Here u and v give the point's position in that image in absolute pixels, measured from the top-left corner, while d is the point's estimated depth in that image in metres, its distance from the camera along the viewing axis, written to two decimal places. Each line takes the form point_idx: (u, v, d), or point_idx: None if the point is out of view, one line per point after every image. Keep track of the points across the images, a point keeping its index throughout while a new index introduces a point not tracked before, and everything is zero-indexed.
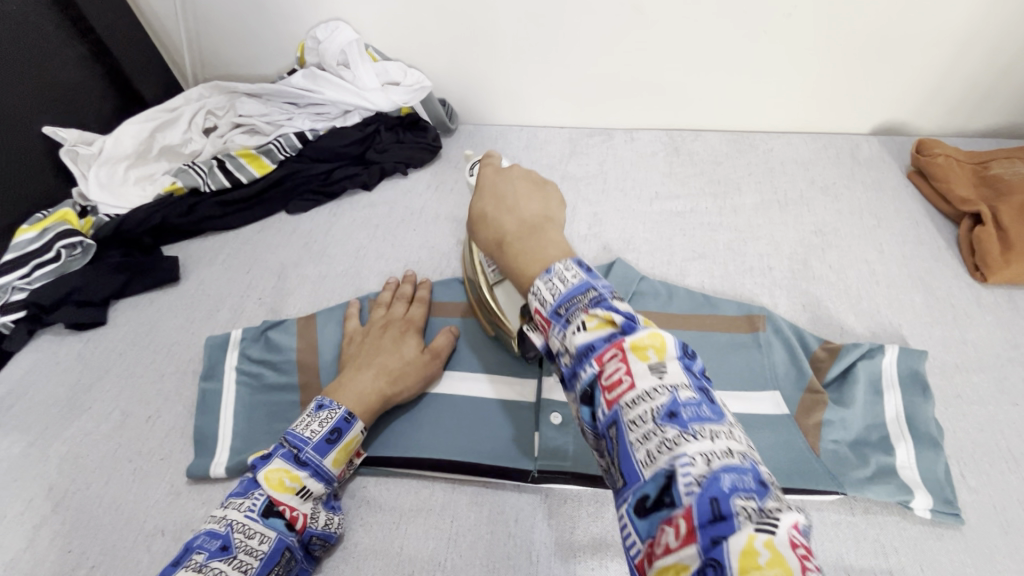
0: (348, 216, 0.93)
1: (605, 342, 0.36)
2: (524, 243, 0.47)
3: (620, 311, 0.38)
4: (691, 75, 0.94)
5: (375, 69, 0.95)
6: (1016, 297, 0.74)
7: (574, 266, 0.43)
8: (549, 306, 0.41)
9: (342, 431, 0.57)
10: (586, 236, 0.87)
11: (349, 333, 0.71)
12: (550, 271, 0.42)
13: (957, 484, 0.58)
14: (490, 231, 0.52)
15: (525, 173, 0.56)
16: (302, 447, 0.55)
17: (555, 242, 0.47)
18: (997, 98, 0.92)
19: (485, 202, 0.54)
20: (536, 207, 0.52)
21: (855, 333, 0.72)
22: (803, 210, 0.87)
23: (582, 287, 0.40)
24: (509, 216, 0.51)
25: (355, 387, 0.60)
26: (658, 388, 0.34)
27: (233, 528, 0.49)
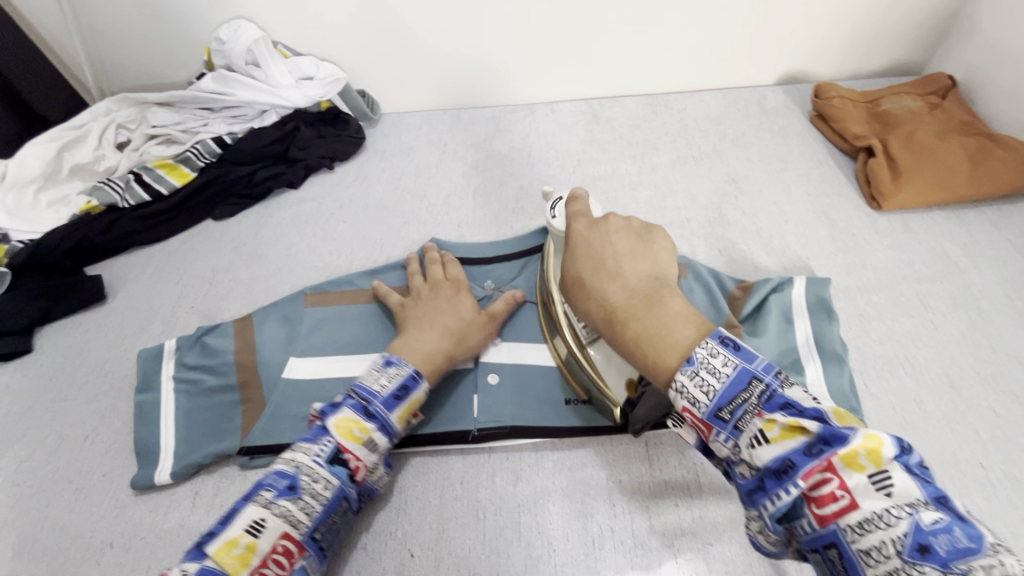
0: (276, 216, 0.92)
1: (810, 457, 0.36)
2: (641, 321, 0.48)
3: (801, 406, 0.39)
4: (600, 43, 0.97)
5: (287, 66, 0.95)
6: (908, 221, 0.80)
7: (717, 346, 0.42)
8: (706, 407, 0.41)
9: (409, 388, 0.57)
10: (514, 210, 0.89)
11: (387, 302, 0.70)
12: (693, 361, 0.42)
13: (861, 393, 0.63)
14: (593, 301, 0.52)
15: (623, 224, 0.55)
16: (372, 399, 0.55)
17: (674, 314, 0.47)
18: (884, 38, 0.98)
19: (583, 266, 0.54)
20: (644, 268, 0.52)
21: (767, 270, 0.77)
22: (716, 162, 0.92)
23: (743, 381, 0.41)
24: (614, 283, 0.51)
25: (419, 347, 0.61)
26: (893, 509, 0.33)
27: (301, 470, 0.51)
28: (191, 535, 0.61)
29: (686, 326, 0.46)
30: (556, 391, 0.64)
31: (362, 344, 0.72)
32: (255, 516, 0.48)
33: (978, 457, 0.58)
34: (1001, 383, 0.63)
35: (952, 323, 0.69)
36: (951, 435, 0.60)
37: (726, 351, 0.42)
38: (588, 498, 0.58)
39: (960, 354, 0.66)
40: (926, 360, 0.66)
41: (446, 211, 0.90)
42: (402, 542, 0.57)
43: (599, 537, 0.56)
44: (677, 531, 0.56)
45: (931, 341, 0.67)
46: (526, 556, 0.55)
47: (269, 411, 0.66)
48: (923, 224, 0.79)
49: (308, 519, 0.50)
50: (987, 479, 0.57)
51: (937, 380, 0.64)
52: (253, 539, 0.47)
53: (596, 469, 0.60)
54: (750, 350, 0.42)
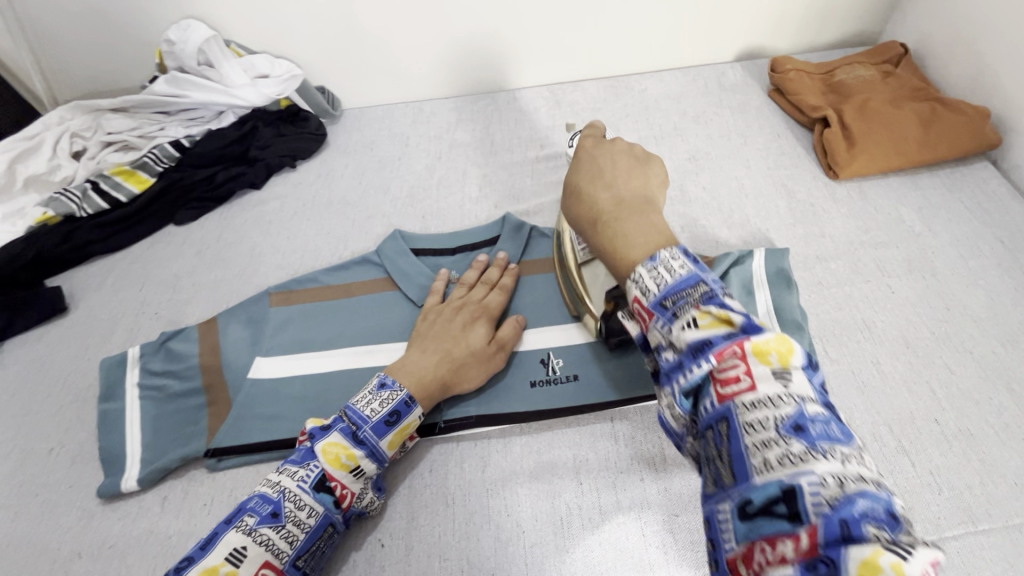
0: (239, 218, 0.91)
1: (728, 340, 0.36)
2: (625, 222, 0.46)
3: (734, 307, 0.38)
4: (556, 27, 0.97)
5: (241, 64, 0.94)
6: (865, 188, 0.81)
7: (681, 253, 0.41)
8: (653, 297, 0.40)
9: (402, 414, 0.56)
10: (478, 199, 0.89)
11: (426, 308, 0.69)
12: (656, 259, 0.41)
13: (820, 358, 0.64)
14: (586, 205, 0.50)
15: (628, 147, 0.54)
16: (362, 425, 0.55)
17: (654, 226, 0.46)
18: (838, 9, 0.99)
19: (581, 176, 0.52)
20: (637, 184, 0.50)
21: (728, 244, 0.77)
22: (677, 140, 0.92)
23: (692, 280, 0.39)
24: (606, 191, 0.50)
25: (413, 367, 0.60)
26: (783, 395, 0.33)
27: (286, 496, 0.51)
28: (161, 539, 0.60)
29: (659, 235, 0.45)
30: (521, 376, 0.64)
31: (328, 341, 0.71)
32: (236, 542, 0.48)
33: (933, 414, 0.59)
34: (955, 341, 0.65)
35: (909, 285, 0.70)
36: (907, 393, 0.61)
37: (687, 256, 0.41)
38: (555, 477, 0.59)
39: (916, 315, 0.67)
40: (883, 322, 0.67)
41: (411, 203, 0.90)
42: (372, 532, 0.57)
43: (567, 515, 0.56)
44: (643, 505, 0.56)
45: (888, 305, 0.68)
46: (495, 538, 0.56)
47: (236, 411, 0.66)
48: (879, 190, 0.81)
49: (291, 547, 0.50)
50: (943, 434, 0.58)
51: (893, 341, 0.65)
52: (234, 567, 0.47)
53: (562, 449, 0.61)
54: (706, 266, 0.41)
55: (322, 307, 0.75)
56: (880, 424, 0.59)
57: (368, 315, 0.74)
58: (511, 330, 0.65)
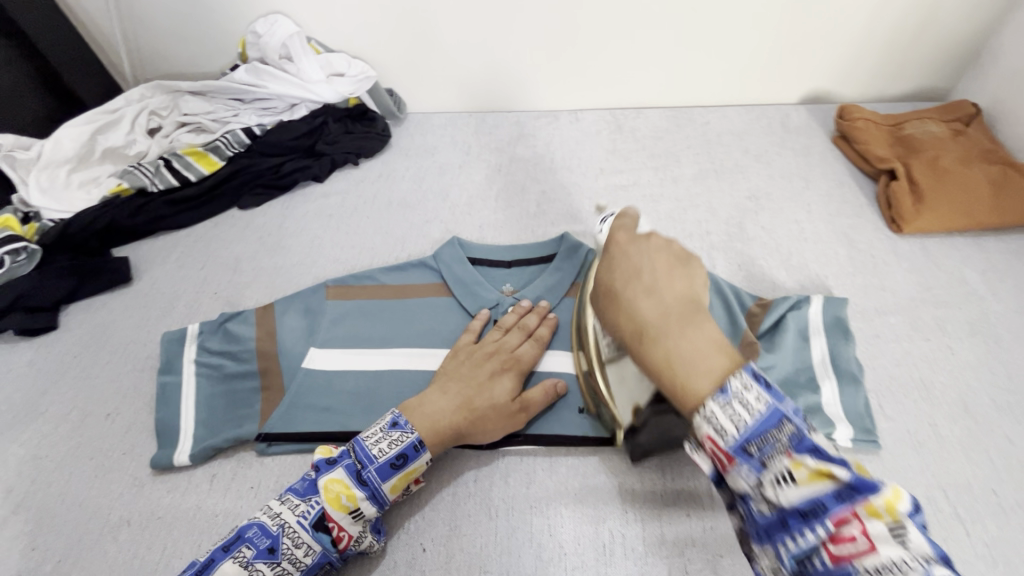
0: (301, 209, 0.94)
1: (839, 501, 0.36)
2: (678, 341, 0.43)
3: (829, 452, 0.38)
4: (628, 54, 0.98)
5: (319, 61, 0.96)
6: (928, 245, 0.80)
7: (750, 380, 0.40)
8: (732, 440, 0.39)
9: (408, 458, 0.56)
10: (535, 214, 0.90)
11: (454, 347, 0.68)
12: (728, 391, 0.40)
13: (875, 414, 0.64)
14: (625, 313, 0.47)
15: (666, 244, 0.50)
16: (368, 465, 0.55)
17: (711, 339, 0.43)
18: (911, 62, 0.99)
19: (616, 275, 0.49)
20: (682, 290, 0.46)
21: (785, 287, 0.77)
22: (738, 177, 0.92)
23: (775, 419, 0.39)
24: (649, 297, 0.46)
25: (431, 410, 0.59)
26: (908, 559, 0.34)
27: (284, 531, 0.52)
28: (208, 517, 0.62)
29: (719, 353, 0.43)
30: (570, 398, 0.65)
31: (382, 339, 0.73)
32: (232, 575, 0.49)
33: (990, 483, 0.58)
34: (1016, 411, 0.64)
35: (969, 349, 0.69)
36: (964, 460, 0.60)
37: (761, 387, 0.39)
38: (599, 503, 0.59)
39: (977, 380, 0.66)
40: (942, 383, 0.66)
41: (468, 212, 0.91)
42: (414, 536, 0.58)
43: (610, 543, 0.56)
44: (687, 541, 0.56)
45: (947, 367, 0.67)
46: (537, 557, 0.56)
47: (289, 399, 0.67)
48: (943, 249, 0.80)
49: None
50: (1000, 505, 0.57)
51: (952, 405, 0.64)
52: None
53: (608, 475, 0.61)
54: (780, 390, 0.40)
55: (377, 305, 0.76)
56: (935, 488, 0.58)
57: (421, 318, 0.75)
58: (540, 391, 0.62)
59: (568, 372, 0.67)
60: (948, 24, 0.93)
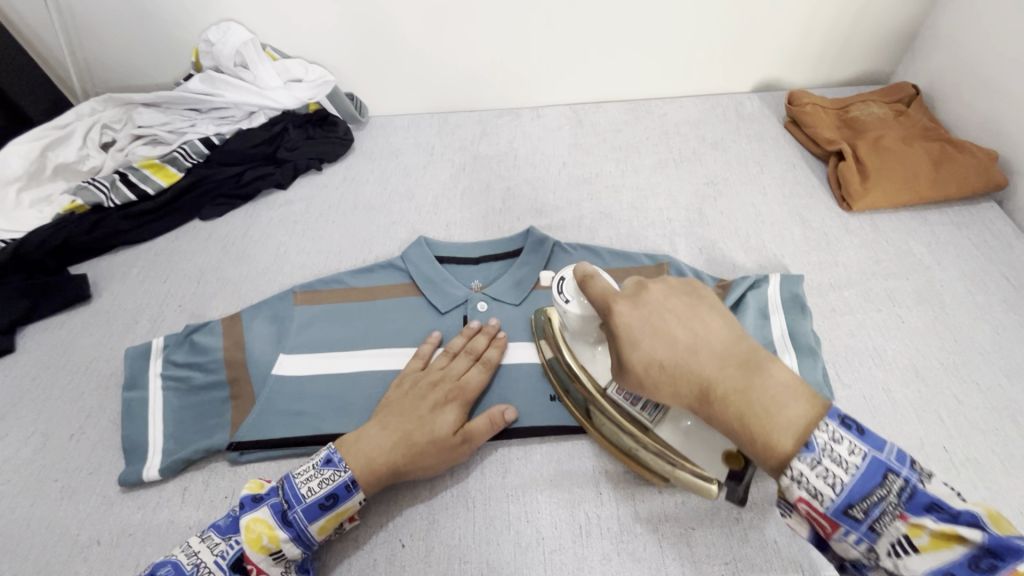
0: (265, 217, 0.93)
1: (973, 570, 0.39)
2: (749, 398, 0.47)
3: (951, 507, 0.40)
4: (584, 50, 1.00)
5: (275, 67, 0.96)
6: (876, 221, 0.84)
7: (839, 429, 0.43)
8: (831, 504, 0.42)
9: (339, 498, 0.54)
10: (500, 210, 0.91)
11: (401, 374, 0.66)
12: (815, 447, 0.43)
13: (834, 383, 0.66)
14: (687, 383, 0.49)
15: (668, 288, 0.53)
16: (294, 504, 0.53)
17: (777, 381, 0.47)
18: (854, 48, 1.03)
19: (653, 349, 0.50)
20: (722, 334, 0.50)
21: (745, 268, 0.80)
22: (696, 165, 0.95)
23: (878, 475, 0.42)
24: (697, 356, 0.49)
25: (369, 446, 0.57)
26: None
27: (198, 571, 0.51)
28: (181, 530, 0.61)
29: (793, 396, 0.46)
30: (542, 389, 0.66)
31: (353, 341, 0.73)
32: None
33: (942, 442, 0.62)
34: (962, 372, 0.67)
35: (918, 315, 0.73)
36: (916, 421, 0.63)
37: (853, 439, 0.42)
38: (574, 487, 0.60)
39: (925, 346, 0.70)
40: (894, 350, 0.69)
41: (435, 211, 0.92)
42: (392, 533, 0.58)
43: (586, 524, 0.58)
44: (661, 517, 0.58)
45: (898, 334, 0.71)
46: (515, 544, 0.57)
47: (260, 407, 0.67)
48: (890, 223, 0.84)
49: None
50: (951, 461, 0.60)
51: (904, 370, 0.67)
52: None
53: (582, 459, 0.62)
54: (871, 434, 0.43)
55: (346, 308, 0.76)
56: None
57: (391, 319, 0.75)
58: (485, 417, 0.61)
59: (538, 363, 0.68)
60: (885, 10, 0.97)
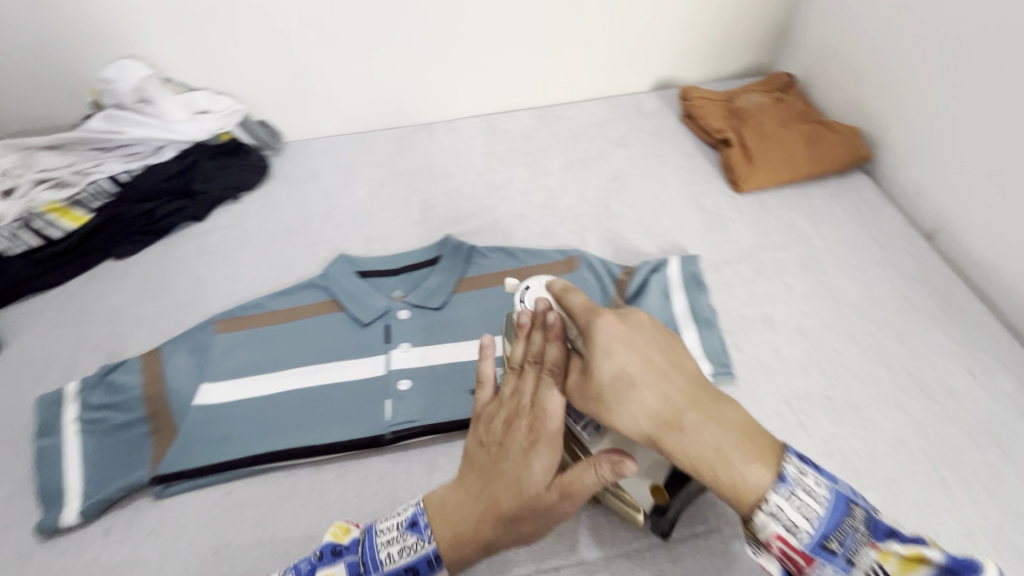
0: (182, 250, 0.92)
1: None
2: (709, 435, 0.46)
3: (907, 537, 0.43)
4: (487, 62, 1.05)
5: (180, 101, 0.95)
6: (764, 199, 0.92)
7: (800, 463, 0.45)
8: (808, 539, 0.43)
9: (419, 572, 0.52)
10: (419, 222, 0.94)
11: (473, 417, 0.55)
12: (787, 480, 0.44)
13: (731, 350, 0.72)
14: (643, 416, 0.47)
15: (623, 319, 0.50)
16: (371, 570, 0.52)
17: (735, 422, 0.46)
18: (735, 44, 1.12)
19: (606, 382, 0.48)
20: (682, 375, 0.49)
21: (649, 254, 0.85)
22: (602, 163, 1.01)
23: (845, 508, 0.43)
24: (654, 394, 0.47)
25: (451, 512, 0.53)
26: None
27: None
28: (106, 570, 0.61)
29: (749, 437, 0.46)
30: (462, 385, 0.70)
31: (277, 362, 0.73)
32: None
33: (825, 391, 0.68)
34: (841, 327, 0.74)
35: (802, 281, 0.80)
36: (802, 375, 0.69)
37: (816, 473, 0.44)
38: None
39: (810, 307, 0.77)
40: (782, 314, 0.76)
41: (355, 229, 0.94)
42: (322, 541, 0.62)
43: None
44: None
45: (785, 299, 0.77)
46: None
47: (182, 438, 0.66)
48: (776, 200, 0.91)
49: None
50: (833, 407, 0.67)
51: (791, 331, 0.74)
52: None
53: None
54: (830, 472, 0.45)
55: (269, 331, 0.77)
56: (781, 402, 0.67)
57: (313, 336, 0.76)
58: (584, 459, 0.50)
59: (457, 361, 0.72)
60: (755, 8, 1.07)
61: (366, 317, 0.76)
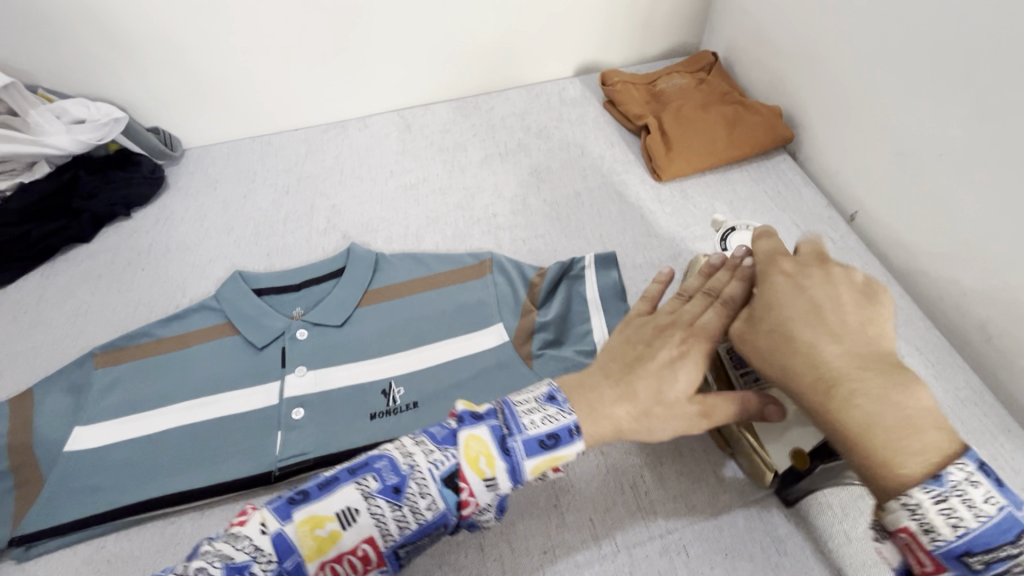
0: (63, 276, 0.85)
1: None
2: (871, 398, 0.39)
3: None
4: (394, 54, 0.98)
5: (52, 110, 0.86)
6: (686, 187, 0.88)
7: (979, 474, 0.35)
8: (945, 543, 0.34)
9: (562, 440, 0.45)
10: (326, 230, 0.87)
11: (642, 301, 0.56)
12: (945, 481, 0.35)
13: None
14: (801, 363, 0.42)
15: (846, 278, 0.47)
16: (516, 432, 0.44)
17: (914, 407, 0.38)
18: (658, 24, 1.08)
19: (783, 320, 0.45)
20: (873, 336, 0.43)
21: (566, 252, 0.81)
22: (520, 156, 0.96)
23: (1012, 529, 0.34)
24: (833, 342, 0.42)
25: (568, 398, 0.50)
26: None
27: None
28: None
29: (926, 426, 0.37)
30: (361, 409, 0.65)
31: (160, 397, 0.67)
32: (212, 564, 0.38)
33: None
34: None
35: None
36: None
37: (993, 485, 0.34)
38: None
39: None
40: None
41: (256, 242, 0.87)
42: None
43: None
44: None
45: None
46: None
47: (48, 492, 0.60)
48: (698, 187, 0.88)
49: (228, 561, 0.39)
50: None
51: None
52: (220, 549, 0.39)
53: None
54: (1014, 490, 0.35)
55: (153, 362, 0.70)
56: None
57: (202, 364, 0.70)
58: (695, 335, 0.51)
59: (356, 383, 0.67)
60: None
61: (263, 342, 0.71)
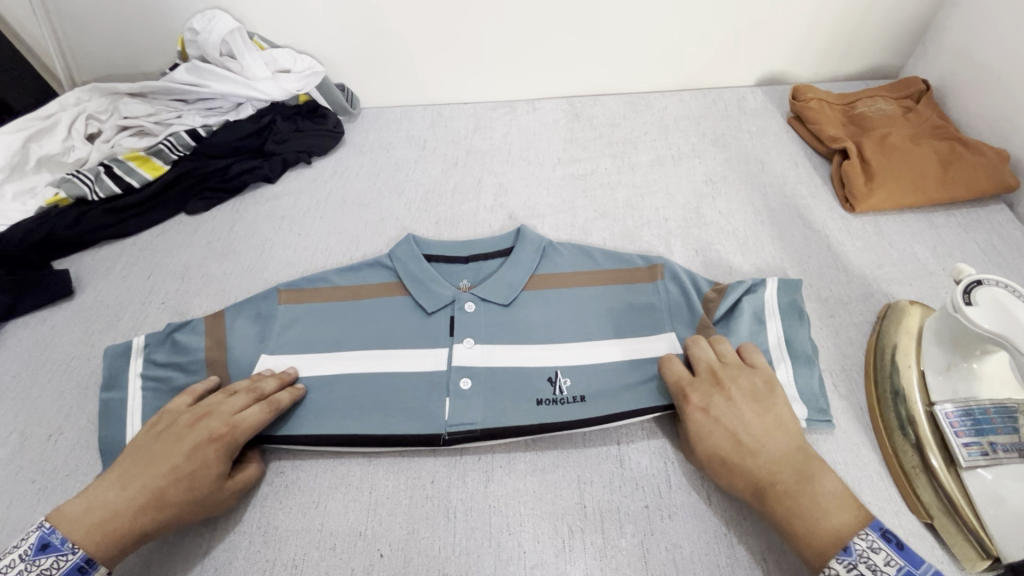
0: (251, 211, 0.91)
1: None
2: (794, 494, 0.53)
3: None
4: (579, 40, 0.97)
5: (263, 57, 0.93)
6: (880, 223, 0.81)
7: (880, 541, 0.49)
8: None
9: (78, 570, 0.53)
10: (492, 208, 0.88)
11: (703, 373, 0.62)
12: (852, 554, 0.49)
13: (830, 394, 0.66)
14: (751, 469, 0.55)
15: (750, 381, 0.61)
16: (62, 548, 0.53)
17: (833, 495, 0.52)
18: (864, 40, 0.99)
19: (733, 434, 0.57)
20: (784, 445, 0.56)
21: (742, 271, 0.77)
22: (694, 162, 0.92)
23: None
24: (757, 458, 0.55)
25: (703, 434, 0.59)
26: None
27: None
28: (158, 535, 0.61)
29: (844, 509, 0.52)
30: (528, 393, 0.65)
31: (336, 343, 0.71)
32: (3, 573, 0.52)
33: None
34: None
35: None
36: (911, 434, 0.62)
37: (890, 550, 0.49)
38: (557, 496, 0.62)
39: None
40: None
41: (426, 208, 0.90)
42: (371, 541, 0.60)
43: (570, 538, 0.59)
44: (646, 531, 0.59)
45: None
46: (497, 556, 0.58)
47: None
48: (894, 225, 0.81)
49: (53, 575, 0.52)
50: None
51: None
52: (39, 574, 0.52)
53: (566, 470, 0.63)
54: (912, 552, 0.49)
55: (329, 308, 0.73)
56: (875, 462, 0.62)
57: (374, 319, 0.72)
58: (790, 413, 0.59)
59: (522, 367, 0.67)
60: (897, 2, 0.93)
61: (432, 309, 0.71)
